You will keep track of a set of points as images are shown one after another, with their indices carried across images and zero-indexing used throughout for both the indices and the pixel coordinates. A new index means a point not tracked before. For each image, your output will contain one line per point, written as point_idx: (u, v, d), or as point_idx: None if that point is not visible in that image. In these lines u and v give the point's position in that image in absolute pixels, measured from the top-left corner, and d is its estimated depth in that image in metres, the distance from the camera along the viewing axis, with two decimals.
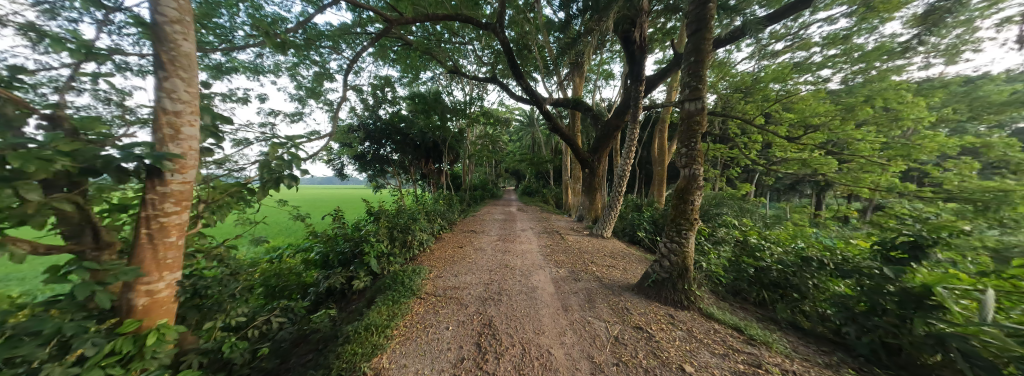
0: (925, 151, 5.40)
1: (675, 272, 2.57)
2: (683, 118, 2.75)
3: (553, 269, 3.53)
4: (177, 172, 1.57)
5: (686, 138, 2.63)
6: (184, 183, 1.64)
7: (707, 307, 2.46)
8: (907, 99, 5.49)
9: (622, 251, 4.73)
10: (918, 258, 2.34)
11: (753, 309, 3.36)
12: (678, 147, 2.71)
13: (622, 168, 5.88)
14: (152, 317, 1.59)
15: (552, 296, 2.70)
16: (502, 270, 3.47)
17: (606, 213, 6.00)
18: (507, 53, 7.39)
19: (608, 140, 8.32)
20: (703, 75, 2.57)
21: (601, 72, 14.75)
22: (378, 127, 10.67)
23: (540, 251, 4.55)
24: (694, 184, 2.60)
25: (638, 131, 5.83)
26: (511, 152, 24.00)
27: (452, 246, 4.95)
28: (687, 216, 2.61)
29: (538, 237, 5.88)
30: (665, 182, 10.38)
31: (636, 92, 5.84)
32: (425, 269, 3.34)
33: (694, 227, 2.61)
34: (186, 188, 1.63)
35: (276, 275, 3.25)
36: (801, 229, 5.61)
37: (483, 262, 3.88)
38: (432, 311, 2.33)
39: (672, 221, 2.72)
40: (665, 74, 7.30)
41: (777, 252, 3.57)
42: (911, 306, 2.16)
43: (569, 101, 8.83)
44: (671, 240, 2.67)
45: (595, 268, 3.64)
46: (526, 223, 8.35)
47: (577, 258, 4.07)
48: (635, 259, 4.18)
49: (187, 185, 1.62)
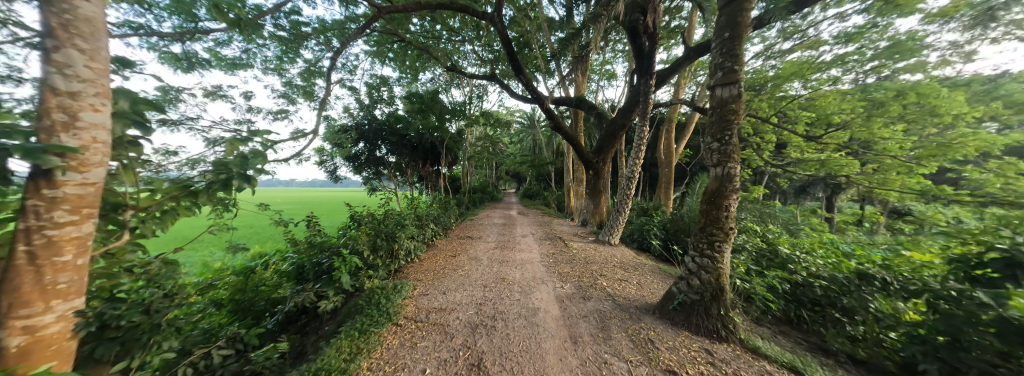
0: (964, 151, 4.93)
1: (709, 293, 2.11)
2: (713, 106, 2.32)
3: (558, 285, 3.05)
4: (77, 167, 0.88)
5: (722, 130, 2.19)
6: (88, 185, 0.94)
7: (751, 339, 1.97)
8: (943, 93, 5.01)
9: (633, 261, 4.26)
10: (1019, 279, 1.81)
11: (793, 333, 2.87)
12: (711, 141, 2.27)
13: (630, 169, 5.39)
14: (32, 361, 0.90)
15: (558, 322, 2.23)
16: (498, 286, 3.00)
17: (613, 218, 5.55)
18: (506, 47, 7.01)
19: (613, 140, 7.85)
20: (739, 55, 2.14)
21: (604, 72, 14.39)
22: (372, 128, 10.30)
23: (542, 261, 4.08)
24: (729, 186, 2.15)
25: (647, 129, 5.34)
26: (511, 154, 23.69)
27: (446, 255, 4.50)
28: (720, 224, 2.16)
29: (539, 243, 5.43)
30: (672, 185, 9.91)
31: (645, 86, 5.38)
32: (408, 285, 2.88)
33: (729, 239, 2.15)
34: (92, 191, 0.94)
35: (239, 293, 2.79)
36: (826, 236, 5.15)
37: (476, 275, 3.42)
38: (408, 345, 1.88)
39: (701, 231, 2.26)
40: (675, 70, 6.82)
41: (818, 267, 3.10)
42: (1020, 341, 1.65)
43: (572, 100, 8.42)
44: (701, 255, 2.21)
45: (605, 282, 3.17)
46: (527, 228, 7.91)
47: (584, 270, 3.60)
48: (649, 272, 3.71)
49: (94, 189, 0.93)
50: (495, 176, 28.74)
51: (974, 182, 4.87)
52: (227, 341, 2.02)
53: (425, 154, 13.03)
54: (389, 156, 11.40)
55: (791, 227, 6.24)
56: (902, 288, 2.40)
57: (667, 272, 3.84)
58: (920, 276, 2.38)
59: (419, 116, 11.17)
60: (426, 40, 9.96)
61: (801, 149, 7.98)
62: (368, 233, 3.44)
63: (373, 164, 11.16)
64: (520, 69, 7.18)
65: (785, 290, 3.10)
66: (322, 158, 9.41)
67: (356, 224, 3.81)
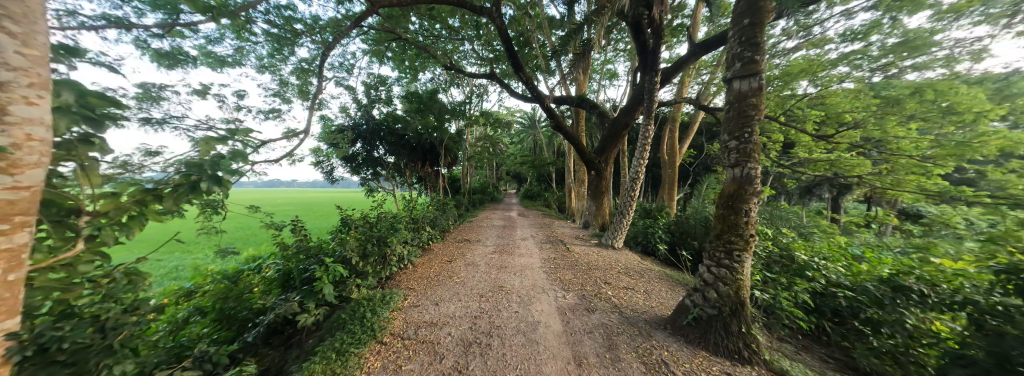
0: (986, 150, 4.70)
1: (728, 308, 1.89)
2: (730, 100, 2.11)
3: (559, 294, 2.85)
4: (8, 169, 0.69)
5: (743, 126, 1.97)
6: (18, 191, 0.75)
7: (778, 361, 1.75)
8: (962, 91, 4.79)
9: (639, 267, 4.04)
10: None
11: (816, 347, 2.65)
12: (727, 138, 2.07)
13: (634, 170, 5.18)
14: None
15: (559, 340, 2.02)
16: (494, 296, 2.79)
17: (616, 220, 5.33)
18: (505, 43, 6.81)
19: (615, 140, 7.64)
20: (760, 44, 1.93)
21: (605, 71, 14.23)
22: (369, 128, 10.14)
23: (542, 266, 3.87)
24: (749, 189, 1.93)
25: (652, 128, 5.13)
26: (512, 154, 23.50)
27: (441, 260, 4.29)
28: (739, 231, 1.94)
29: (539, 247, 5.23)
30: (675, 186, 9.68)
31: (649, 83, 5.16)
32: (397, 295, 2.67)
33: (749, 248, 1.92)
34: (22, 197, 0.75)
35: (218, 303, 2.59)
36: (841, 240, 4.92)
37: (472, 282, 3.21)
38: (391, 369, 1.67)
39: (717, 239, 2.05)
40: (679, 67, 6.60)
41: (844, 277, 2.85)
42: None
43: (573, 99, 8.21)
44: (719, 265, 2.00)
45: (610, 291, 2.96)
46: (527, 230, 7.70)
47: (587, 277, 3.40)
48: (655, 279, 3.51)
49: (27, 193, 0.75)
50: (495, 176, 28.57)
51: (994, 182, 4.66)
52: (194, 361, 1.81)
53: (423, 155, 12.84)
54: (386, 156, 11.30)
55: (801, 230, 6.01)
56: (940, 300, 2.14)
57: (675, 280, 3.62)
58: (961, 288, 2.12)
59: (417, 116, 11.02)
60: (425, 39, 9.81)
61: (808, 149, 7.77)
62: (359, 239, 3.25)
63: (370, 164, 11.00)
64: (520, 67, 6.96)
65: (806, 301, 2.87)
66: (318, 158, 9.23)
67: (346, 228, 3.60)
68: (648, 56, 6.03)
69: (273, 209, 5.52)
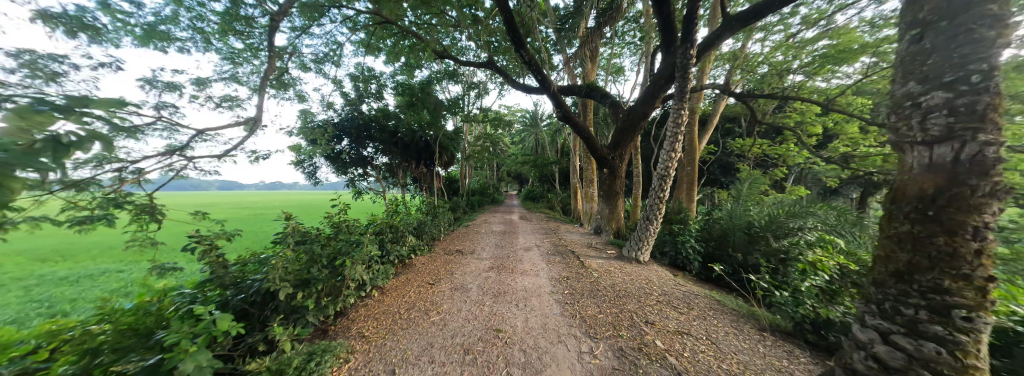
0: None
1: None
2: (913, 24, 1.25)
3: (584, 348, 1.89)
4: None
5: (971, 57, 1.06)
6: None
7: None
8: None
9: (680, 293, 3.06)
10: None
11: None
12: (918, 89, 1.20)
13: (663, 166, 4.21)
14: None
15: None
16: (485, 354, 1.82)
17: (640, 227, 4.36)
18: (506, 22, 5.86)
19: (631, 133, 6.68)
20: None
21: (611, 66, 13.44)
22: (356, 124, 9.38)
23: (553, 293, 2.91)
24: (978, 186, 1.02)
25: (685, 114, 4.18)
26: (513, 155, 22.58)
27: (422, 282, 3.33)
28: (956, 270, 1.08)
29: (546, 261, 4.26)
30: (694, 186, 8.75)
31: (681, 57, 4.18)
32: (330, 359, 1.70)
33: (989, 305, 1.06)
34: None
35: None
36: None
37: (455, 323, 2.24)
38: None
39: (899, 282, 1.24)
40: (708, 48, 5.55)
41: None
42: None
43: (582, 88, 7.25)
44: (918, 336, 1.19)
45: (658, 339, 2.00)
46: (531, 237, 6.74)
47: (617, 311, 2.43)
48: (708, 311, 2.56)
49: None
50: (494, 178, 27.70)
51: None
52: None
53: (418, 154, 12.05)
54: (377, 156, 10.58)
55: None
56: None
57: (738, 315, 2.66)
58: None
59: (410, 111, 10.20)
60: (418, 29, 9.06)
61: (849, 142, 6.86)
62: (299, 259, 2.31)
63: (359, 164, 10.25)
64: (523, 46, 5.98)
65: None
66: (299, 157, 8.37)
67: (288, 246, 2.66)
68: (672, 32, 5.15)
69: (230, 215, 4.64)
